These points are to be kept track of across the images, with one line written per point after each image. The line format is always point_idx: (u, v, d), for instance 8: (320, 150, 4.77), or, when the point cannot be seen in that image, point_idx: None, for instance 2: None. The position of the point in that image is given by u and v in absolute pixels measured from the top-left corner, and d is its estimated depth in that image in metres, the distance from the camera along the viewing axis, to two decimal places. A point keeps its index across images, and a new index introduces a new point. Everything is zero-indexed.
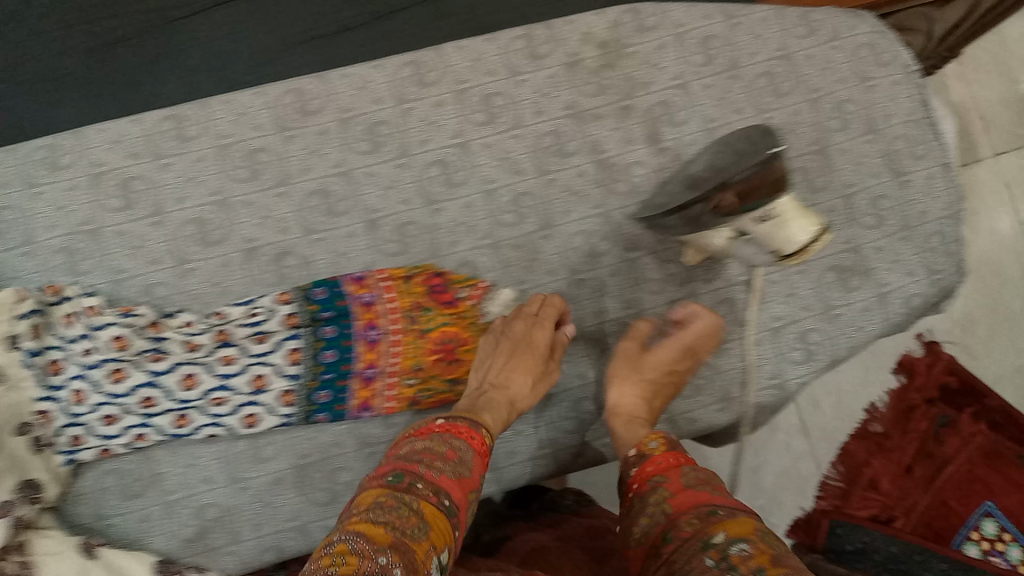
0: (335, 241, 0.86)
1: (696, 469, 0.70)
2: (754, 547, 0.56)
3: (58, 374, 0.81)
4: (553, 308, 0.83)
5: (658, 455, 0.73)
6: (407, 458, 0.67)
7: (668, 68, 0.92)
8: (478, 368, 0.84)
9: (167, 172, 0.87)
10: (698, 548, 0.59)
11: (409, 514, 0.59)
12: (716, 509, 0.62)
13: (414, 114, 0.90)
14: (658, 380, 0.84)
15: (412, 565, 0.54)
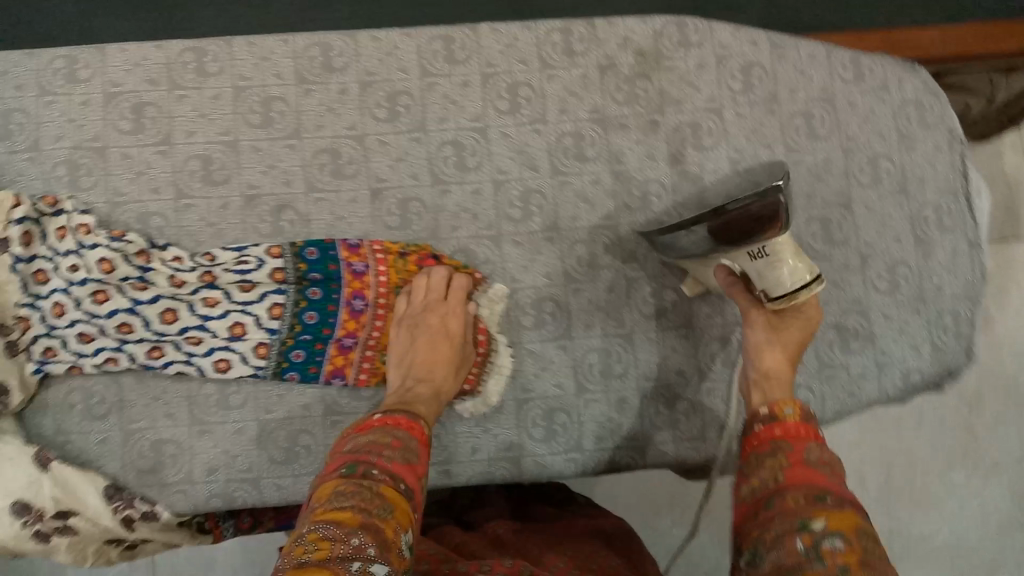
0: (336, 204, 0.85)
1: (822, 447, 0.62)
2: (848, 544, 0.50)
3: (42, 285, 0.81)
4: (458, 296, 0.83)
5: (787, 420, 0.65)
6: (354, 452, 0.64)
7: (705, 89, 0.89)
8: (396, 367, 0.80)
9: (182, 104, 0.85)
10: (793, 528, 0.53)
11: (372, 497, 0.58)
12: (826, 494, 0.55)
13: (437, 90, 0.88)
14: (801, 343, 0.76)
15: (385, 545, 0.55)
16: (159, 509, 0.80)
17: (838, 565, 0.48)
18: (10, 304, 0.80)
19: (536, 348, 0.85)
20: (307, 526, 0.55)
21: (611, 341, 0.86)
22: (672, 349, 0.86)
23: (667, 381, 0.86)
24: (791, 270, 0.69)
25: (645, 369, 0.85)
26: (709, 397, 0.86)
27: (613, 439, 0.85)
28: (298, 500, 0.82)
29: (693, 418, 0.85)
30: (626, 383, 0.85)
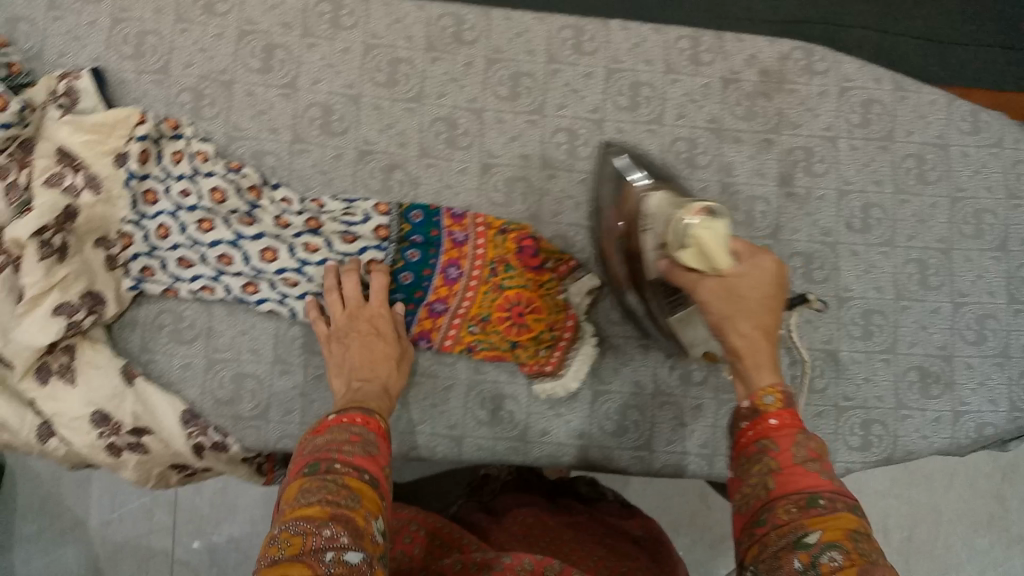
0: (446, 172, 0.86)
1: (810, 438, 0.59)
2: (846, 556, 0.48)
3: (150, 204, 0.81)
4: (383, 280, 0.80)
5: (769, 412, 0.62)
6: (314, 451, 0.62)
7: (822, 117, 0.89)
8: (337, 373, 0.75)
9: (312, 51, 0.85)
10: (787, 545, 0.51)
11: (338, 488, 0.57)
12: (819, 499, 0.54)
13: (560, 77, 0.87)
14: (766, 297, 0.67)
15: (357, 533, 0.54)
16: (229, 441, 0.80)
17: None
18: (117, 218, 0.80)
19: (619, 343, 0.86)
20: (278, 526, 0.54)
21: None
22: None
23: None
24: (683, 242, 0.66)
25: (724, 380, 0.86)
26: None
27: (684, 444, 0.84)
28: None
29: None
30: (704, 390, 0.85)
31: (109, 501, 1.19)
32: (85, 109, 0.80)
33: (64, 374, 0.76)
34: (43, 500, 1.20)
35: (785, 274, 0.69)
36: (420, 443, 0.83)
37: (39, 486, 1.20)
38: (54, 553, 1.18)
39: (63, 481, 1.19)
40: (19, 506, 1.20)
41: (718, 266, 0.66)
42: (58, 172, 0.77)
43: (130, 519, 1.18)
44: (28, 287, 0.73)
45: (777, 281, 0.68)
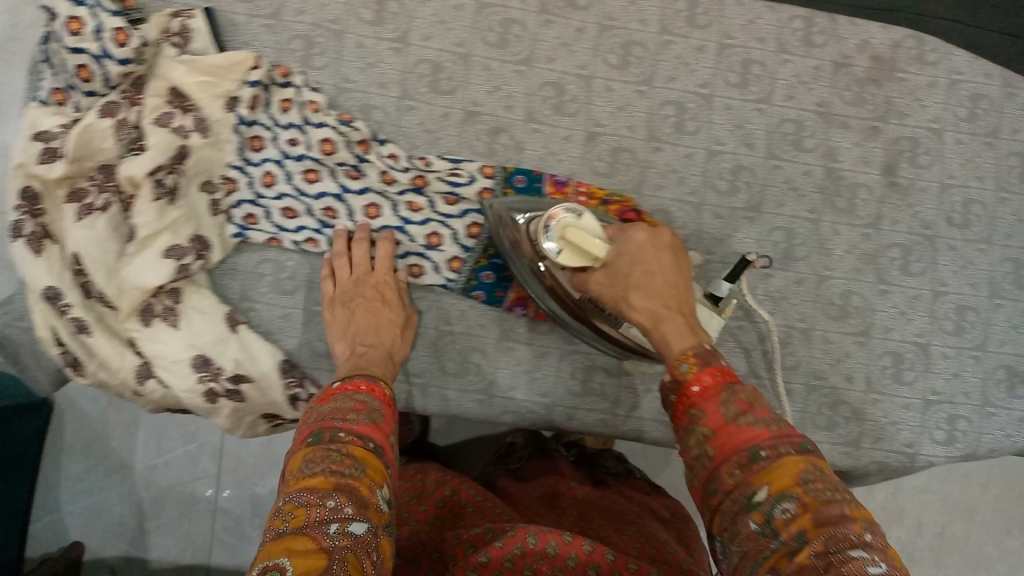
0: (550, 138, 0.85)
1: (736, 388, 0.60)
2: (798, 505, 0.50)
3: (256, 151, 0.80)
4: (389, 241, 0.80)
5: (687, 380, 0.62)
6: (318, 420, 0.62)
7: (931, 108, 0.88)
8: (342, 338, 0.76)
9: (424, 6, 0.84)
10: (740, 507, 0.53)
11: (340, 457, 0.57)
12: (759, 451, 0.54)
13: (671, 49, 0.86)
14: (644, 261, 0.71)
15: (361, 503, 0.55)
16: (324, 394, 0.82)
17: (795, 541, 0.48)
18: (222, 161, 0.79)
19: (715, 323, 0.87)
20: (282, 497, 0.54)
21: (789, 332, 0.86)
22: (842, 353, 0.87)
23: (834, 383, 0.86)
24: (557, 250, 0.72)
25: (817, 365, 0.86)
26: (870, 408, 0.87)
27: None
28: (458, 413, 0.85)
29: (851, 424, 0.87)
30: (795, 375, 0.86)
31: (156, 445, 1.18)
32: (197, 50, 0.79)
33: (167, 317, 0.77)
34: (89, 442, 1.18)
35: (666, 237, 0.73)
36: (513, 409, 0.85)
37: (86, 427, 1.18)
38: (99, 494, 1.18)
39: (111, 421, 1.18)
40: (65, 445, 1.17)
41: (595, 254, 0.71)
42: (168, 112, 0.76)
43: (177, 465, 1.18)
44: (142, 227, 0.74)
45: (664, 249, 0.72)
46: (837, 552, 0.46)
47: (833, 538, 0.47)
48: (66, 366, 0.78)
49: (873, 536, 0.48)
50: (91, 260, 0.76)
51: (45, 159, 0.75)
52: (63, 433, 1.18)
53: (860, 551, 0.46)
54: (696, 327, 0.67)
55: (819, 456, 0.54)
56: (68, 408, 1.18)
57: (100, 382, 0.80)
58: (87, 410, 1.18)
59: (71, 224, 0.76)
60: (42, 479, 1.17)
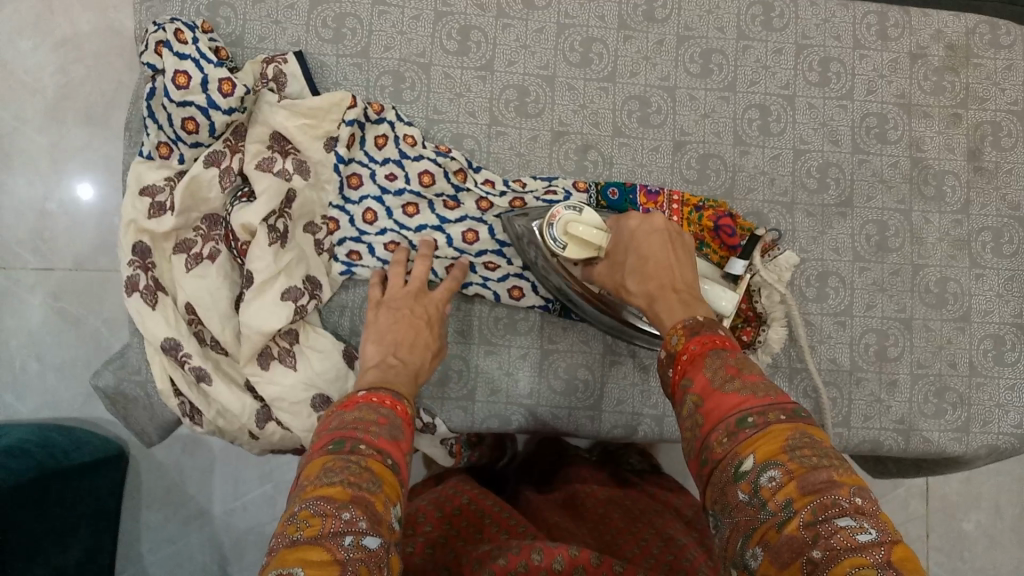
0: (638, 151, 0.86)
1: (724, 354, 0.57)
2: (784, 474, 0.47)
3: (354, 189, 0.82)
4: (455, 283, 0.79)
5: (681, 349, 0.60)
6: (339, 428, 0.58)
7: (1009, 91, 0.89)
8: (375, 342, 0.73)
9: (506, 33, 0.85)
10: (728, 479, 0.50)
11: (360, 470, 0.54)
12: (747, 418, 0.51)
13: (751, 53, 0.87)
14: (637, 246, 0.72)
15: (377, 518, 0.51)
16: (437, 422, 0.83)
17: (782, 512, 0.46)
18: (322, 202, 0.82)
19: (814, 320, 0.85)
20: (296, 504, 0.51)
21: (890, 323, 0.86)
22: (944, 340, 0.86)
23: (938, 370, 0.86)
24: (561, 245, 0.75)
25: (919, 354, 0.86)
26: (976, 393, 0.86)
27: (881, 420, 0.85)
28: (567, 430, 0.84)
29: (959, 410, 0.85)
30: (899, 366, 0.85)
31: (233, 489, 1.14)
32: (293, 94, 0.80)
33: (284, 359, 0.78)
34: (168, 487, 1.14)
35: (660, 220, 0.74)
36: (622, 424, 0.84)
37: (163, 475, 1.14)
38: (179, 542, 1.13)
39: (187, 469, 1.14)
40: (144, 497, 1.14)
41: (597, 243, 0.74)
42: (270, 157, 0.79)
43: (255, 507, 1.13)
44: (258, 272, 0.76)
45: (661, 231, 0.72)
46: (823, 522, 0.45)
47: (821, 506, 0.45)
48: (184, 416, 0.78)
49: (862, 500, 0.46)
50: (204, 308, 0.77)
51: (153, 212, 0.77)
52: (140, 486, 1.14)
53: (848, 520, 0.44)
54: (691, 302, 0.65)
55: (810, 421, 0.51)
56: (144, 460, 1.14)
57: (216, 430, 0.79)
58: (163, 458, 1.14)
59: (183, 274, 0.78)
60: (122, 531, 1.13)
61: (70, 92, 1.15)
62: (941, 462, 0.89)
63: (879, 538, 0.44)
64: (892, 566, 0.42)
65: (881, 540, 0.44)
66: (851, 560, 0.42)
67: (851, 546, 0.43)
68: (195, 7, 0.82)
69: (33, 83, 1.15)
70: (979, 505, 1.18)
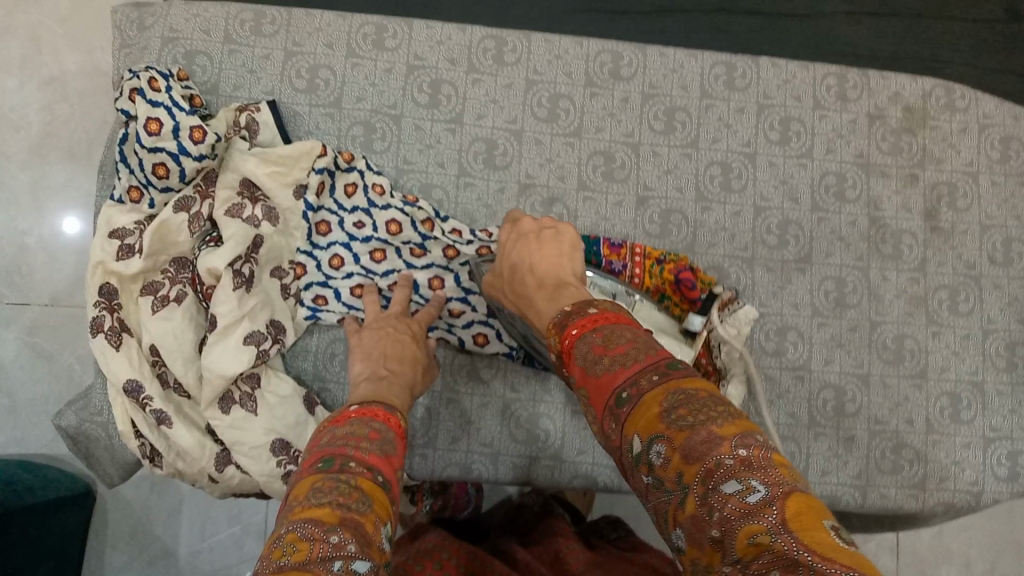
0: (602, 204, 0.87)
1: (590, 335, 0.55)
2: (668, 445, 0.44)
3: (323, 235, 0.84)
4: (436, 308, 0.82)
5: (560, 347, 0.57)
6: (330, 445, 0.59)
7: (964, 153, 0.92)
8: (363, 358, 0.74)
9: (476, 87, 0.88)
10: (631, 464, 0.47)
11: (349, 491, 0.53)
12: (622, 394, 0.49)
13: (714, 112, 0.90)
14: (507, 261, 0.72)
15: (365, 541, 0.49)
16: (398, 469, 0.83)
17: (678, 488, 0.43)
18: (291, 248, 0.83)
19: (773, 374, 0.87)
20: (283, 525, 0.49)
21: (847, 379, 0.87)
22: (902, 396, 0.87)
23: (895, 428, 0.87)
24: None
25: (877, 411, 0.87)
26: (932, 450, 0.87)
27: (839, 475, 0.86)
28: (527, 480, 0.85)
29: (915, 467, 0.86)
30: (856, 421, 0.87)
31: (200, 529, 1.13)
32: (264, 141, 0.82)
33: (246, 404, 0.79)
34: (135, 526, 1.13)
35: (525, 227, 0.74)
36: (583, 474, 0.84)
37: (130, 514, 1.14)
38: None
39: (153, 509, 1.14)
40: (108, 537, 1.13)
41: None
42: (239, 203, 0.80)
43: (221, 548, 1.13)
44: (223, 315, 0.77)
45: (528, 234, 0.73)
46: (713, 491, 0.41)
47: (708, 473, 0.42)
48: (144, 457, 0.78)
49: (747, 450, 0.43)
50: (168, 351, 0.78)
51: (122, 254, 0.78)
52: (105, 524, 1.13)
53: (734, 483, 0.41)
54: (560, 293, 0.64)
55: (683, 376, 0.48)
56: (110, 498, 1.14)
57: (175, 472, 0.80)
58: (130, 496, 1.14)
59: (148, 316, 0.78)
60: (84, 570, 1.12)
61: (54, 130, 1.17)
62: (900, 518, 0.89)
63: (768, 496, 0.40)
64: (787, 530, 0.38)
65: (771, 496, 0.40)
66: (746, 530, 0.39)
67: (744, 512, 0.40)
68: (172, 55, 0.85)
69: (17, 121, 1.17)
70: (948, 562, 1.18)
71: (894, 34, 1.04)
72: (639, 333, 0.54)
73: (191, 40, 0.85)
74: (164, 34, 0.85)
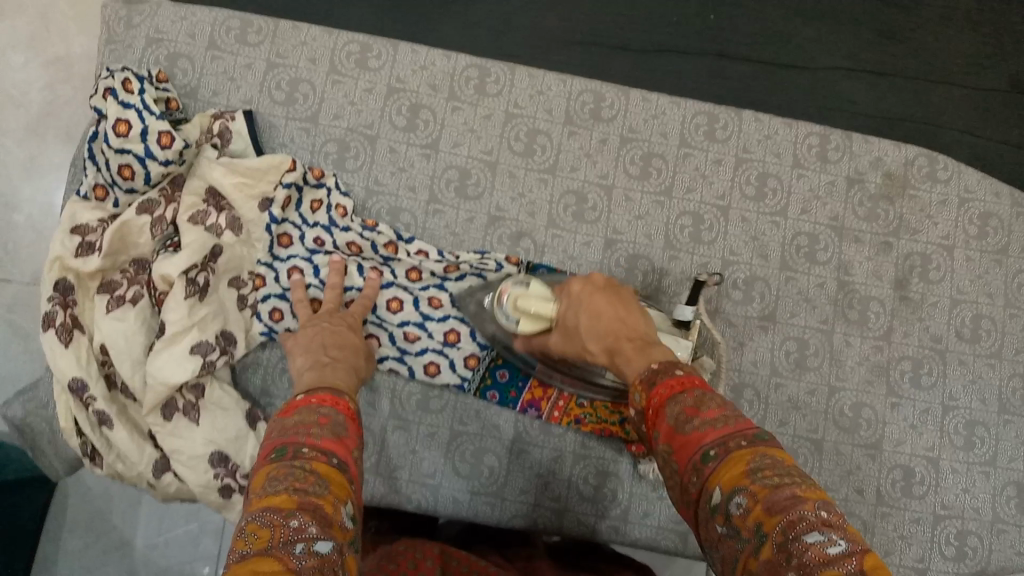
0: (569, 243, 0.87)
1: (680, 395, 0.56)
2: (749, 497, 0.46)
3: (284, 248, 0.83)
4: (370, 296, 0.81)
5: (645, 403, 0.59)
6: (281, 435, 0.56)
7: (941, 226, 0.91)
8: (303, 353, 0.72)
9: (455, 115, 0.88)
10: (708, 514, 0.49)
11: (305, 475, 0.51)
12: (708, 450, 0.51)
13: (691, 161, 0.89)
14: (589, 308, 0.71)
15: (326, 522, 0.47)
16: None
17: (755, 537, 0.45)
18: (252, 258, 0.83)
19: None
20: (243, 518, 0.47)
21: (801, 443, 0.86)
22: (855, 464, 0.86)
23: (844, 496, 0.86)
24: (515, 320, 0.76)
25: (827, 477, 0.86)
26: (880, 522, 0.85)
27: None
28: (468, 515, 0.84)
29: (862, 537, 0.85)
30: None
31: (157, 524, 1.07)
32: (236, 151, 0.83)
33: (188, 414, 0.79)
34: (94, 511, 1.07)
35: (601, 279, 0.74)
36: (522, 514, 0.84)
37: (89, 501, 1.07)
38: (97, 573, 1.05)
39: (114, 497, 1.07)
40: (67, 521, 1.06)
41: (547, 318, 0.74)
42: (203, 210, 0.81)
43: (179, 545, 1.07)
44: (172, 323, 0.77)
45: (601, 289, 0.72)
46: (794, 540, 0.43)
47: (789, 524, 0.44)
48: (85, 456, 0.78)
49: (828, 512, 0.45)
50: (116, 352, 0.77)
51: (81, 252, 0.78)
52: (64, 510, 1.06)
53: (816, 535, 0.43)
54: (647, 348, 0.65)
55: (770, 443, 0.50)
56: (72, 483, 1.08)
57: (115, 474, 0.79)
58: (90, 482, 1.08)
59: (101, 315, 0.78)
60: (39, 554, 1.05)
61: (54, 111, 1.15)
62: None
63: (850, 548, 0.42)
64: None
65: (851, 550, 0.42)
66: None
67: (824, 560, 0.41)
68: (154, 56, 0.86)
69: (19, 98, 1.14)
70: None
71: (890, 96, 1.02)
72: (724, 397, 0.56)
73: (175, 43, 0.86)
74: (149, 34, 0.86)
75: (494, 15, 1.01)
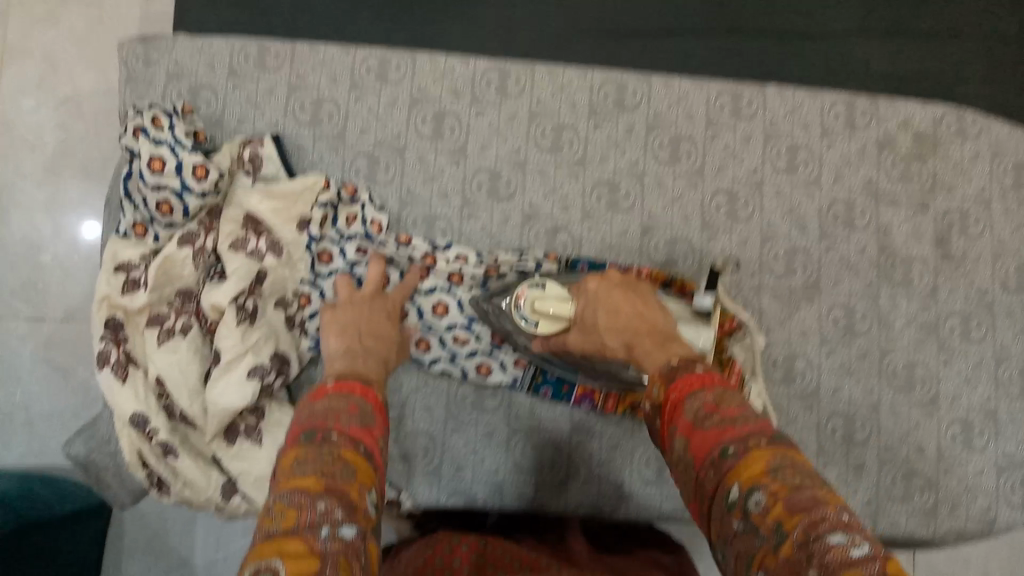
0: (607, 233, 0.87)
1: (699, 394, 0.56)
2: (769, 496, 0.46)
3: (325, 265, 0.84)
4: (407, 288, 0.82)
5: (664, 398, 0.59)
6: (310, 418, 0.56)
7: (976, 180, 0.90)
8: (338, 333, 0.72)
9: (480, 118, 0.88)
10: (722, 511, 0.49)
11: (333, 460, 0.51)
12: (727, 448, 0.51)
13: (719, 141, 0.89)
14: (608, 300, 0.73)
15: (353, 507, 0.48)
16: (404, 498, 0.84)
17: (774, 535, 0.44)
18: (295, 279, 0.84)
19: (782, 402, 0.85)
20: (271, 498, 0.48)
21: (857, 408, 0.86)
22: (914, 425, 0.86)
23: (906, 456, 0.86)
24: (532, 322, 0.78)
25: (888, 440, 0.86)
26: (944, 478, 0.85)
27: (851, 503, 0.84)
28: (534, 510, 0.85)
29: (927, 495, 0.85)
30: (867, 449, 0.85)
31: (216, 542, 1.08)
32: (268, 174, 0.83)
33: (250, 436, 0.80)
34: (152, 533, 1.08)
35: (617, 277, 0.77)
36: (588, 504, 0.84)
37: (146, 525, 1.08)
38: None
39: (169, 519, 1.08)
40: (126, 545, 1.08)
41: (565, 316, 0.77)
42: (243, 236, 0.80)
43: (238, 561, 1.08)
44: (225, 351, 0.77)
45: (616, 286, 0.75)
46: (815, 541, 0.42)
47: (811, 525, 0.43)
48: (152, 487, 0.78)
49: (848, 516, 0.44)
50: (172, 384, 0.78)
51: (128, 288, 0.78)
52: (121, 535, 1.08)
53: (839, 537, 0.42)
54: (668, 343, 0.66)
55: (791, 446, 0.50)
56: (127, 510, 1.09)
57: (184, 502, 0.79)
58: (147, 510, 1.08)
59: (154, 349, 0.79)
60: None
61: (67, 148, 1.14)
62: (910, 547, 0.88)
63: (870, 553, 0.42)
64: None
65: (872, 554, 0.42)
66: None
67: (846, 562, 0.41)
68: (176, 90, 0.85)
69: (33, 139, 1.14)
70: None
71: (907, 55, 1.02)
72: (744, 398, 0.56)
73: (195, 74, 0.86)
74: (169, 69, 0.86)
75: (503, 14, 1.01)
